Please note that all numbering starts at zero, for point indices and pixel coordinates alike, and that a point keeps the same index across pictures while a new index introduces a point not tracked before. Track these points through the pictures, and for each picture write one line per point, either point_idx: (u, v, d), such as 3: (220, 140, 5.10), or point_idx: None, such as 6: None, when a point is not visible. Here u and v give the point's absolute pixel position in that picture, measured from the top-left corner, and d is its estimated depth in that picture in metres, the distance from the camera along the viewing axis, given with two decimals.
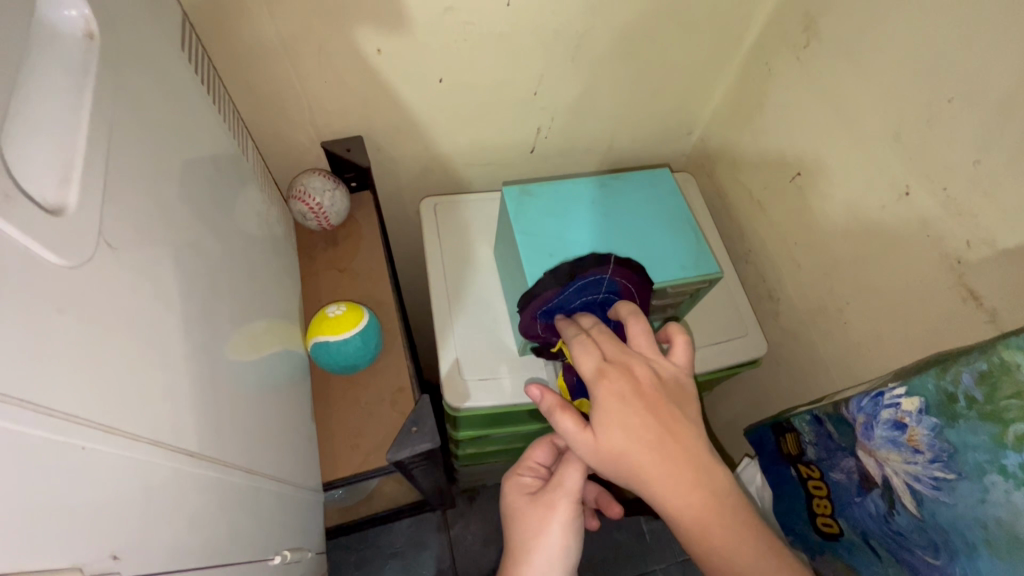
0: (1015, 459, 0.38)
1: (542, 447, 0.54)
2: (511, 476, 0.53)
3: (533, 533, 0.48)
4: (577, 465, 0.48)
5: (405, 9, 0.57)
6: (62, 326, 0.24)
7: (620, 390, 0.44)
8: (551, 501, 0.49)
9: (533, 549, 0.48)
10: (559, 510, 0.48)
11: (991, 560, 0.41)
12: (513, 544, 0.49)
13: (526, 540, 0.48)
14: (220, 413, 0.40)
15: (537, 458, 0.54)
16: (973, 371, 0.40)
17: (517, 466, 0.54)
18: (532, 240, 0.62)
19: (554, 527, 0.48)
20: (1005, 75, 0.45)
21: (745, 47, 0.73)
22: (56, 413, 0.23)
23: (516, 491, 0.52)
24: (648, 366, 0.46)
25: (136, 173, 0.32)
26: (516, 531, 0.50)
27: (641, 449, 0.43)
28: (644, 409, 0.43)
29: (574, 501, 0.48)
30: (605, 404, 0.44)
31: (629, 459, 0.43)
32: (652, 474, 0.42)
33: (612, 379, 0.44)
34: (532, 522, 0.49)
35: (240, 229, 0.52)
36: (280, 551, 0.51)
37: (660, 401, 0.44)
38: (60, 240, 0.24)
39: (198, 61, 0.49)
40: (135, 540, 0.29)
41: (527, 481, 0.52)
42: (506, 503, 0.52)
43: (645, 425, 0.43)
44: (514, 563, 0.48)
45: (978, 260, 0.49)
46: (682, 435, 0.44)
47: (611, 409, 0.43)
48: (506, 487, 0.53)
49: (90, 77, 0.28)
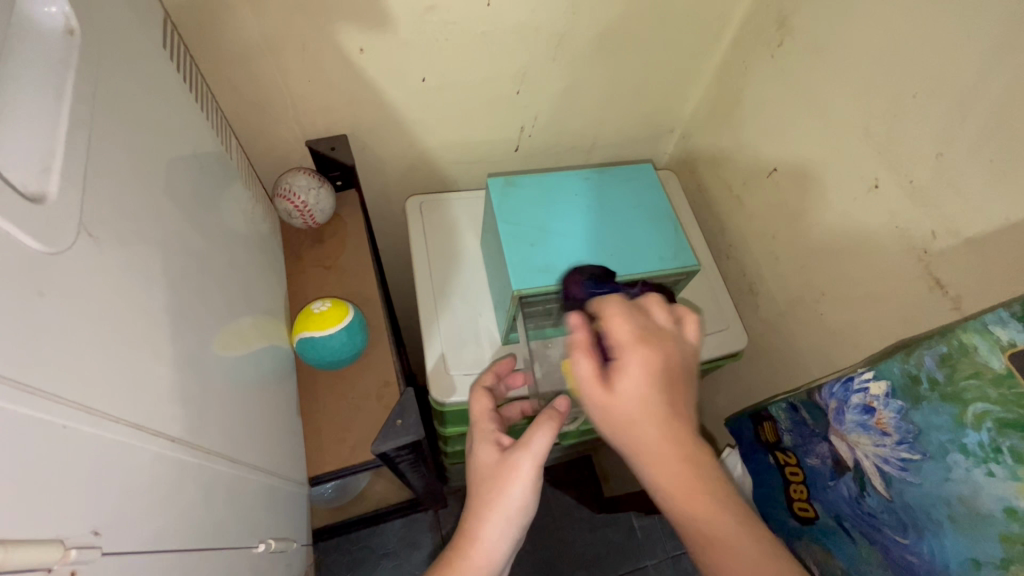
0: (975, 437, 0.40)
1: (484, 400, 0.59)
2: (477, 432, 0.56)
3: (495, 485, 0.50)
4: (547, 425, 0.50)
5: (387, 8, 0.58)
6: (42, 309, 0.25)
7: (653, 356, 0.43)
8: (515, 457, 0.50)
9: (497, 500, 0.49)
10: (523, 469, 0.50)
11: (955, 536, 0.42)
12: (475, 498, 0.51)
13: (491, 491, 0.50)
14: (204, 405, 0.41)
15: (486, 408, 0.58)
16: (935, 354, 0.42)
17: (477, 423, 0.57)
18: (514, 230, 0.64)
19: (518, 479, 0.50)
20: (964, 71, 0.47)
21: (723, 47, 0.75)
22: (36, 391, 0.24)
23: (483, 443, 0.54)
24: (676, 339, 0.45)
25: (118, 165, 0.33)
26: (481, 485, 0.51)
27: (655, 418, 0.42)
28: (664, 386, 0.43)
29: (537, 459, 0.50)
30: (640, 367, 0.43)
31: (637, 422, 0.42)
32: (640, 442, 0.42)
33: (657, 347, 0.44)
34: (496, 475, 0.51)
35: (224, 226, 0.53)
36: (265, 540, 0.52)
37: (678, 380, 0.44)
38: (40, 226, 0.24)
39: (181, 59, 0.50)
40: (121, 520, 0.30)
41: (491, 438, 0.55)
42: (471, 459, 0.54)
43: (662, 396, 0.43)
44: (476, 514, 0.50)
45: (942, 250, 0.51)
46: (686, 421, 0.43)
47: (643, 373, 0.43)
48: (474, 441, 0.55)
49: (69, 69, 0.29)
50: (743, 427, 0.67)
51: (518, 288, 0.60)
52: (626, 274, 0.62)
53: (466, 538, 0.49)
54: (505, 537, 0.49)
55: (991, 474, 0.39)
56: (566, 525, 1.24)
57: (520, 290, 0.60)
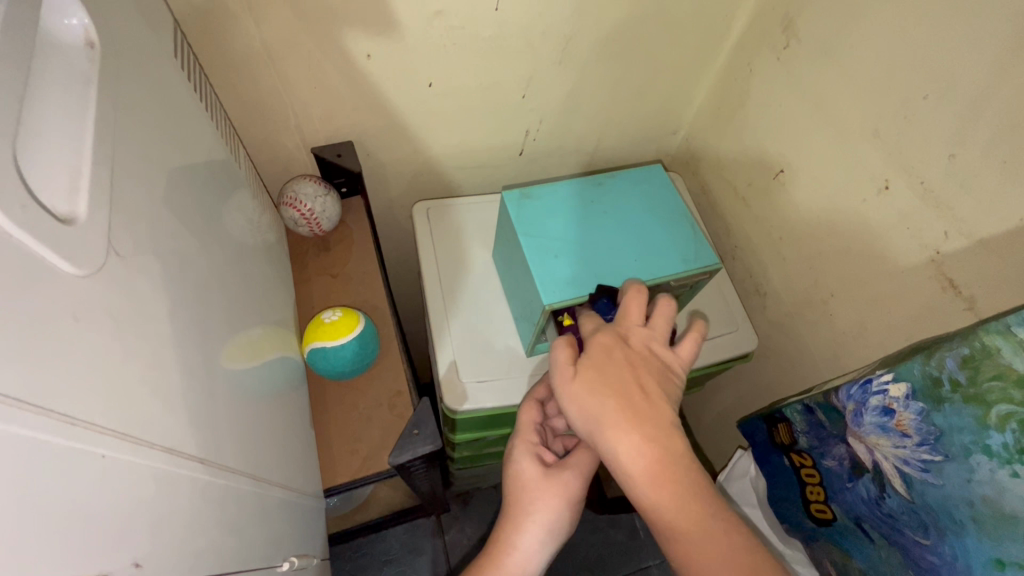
0: (999, 439, 0.40)
1: (531, 408, 0.58)
2: (520, 443, 0.55)
3: (541, 502, 0.52)
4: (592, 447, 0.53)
5: (395, 14, 0.58)
6: (76, 333, 0.24)
7: (611, 346, 0.47)
8: (563, 477, 0.52)
9: (541, 514, 0.51)
10: (569, 488, 0.52)
11: (978, 537, 0.42)
12: (514, 509, 0.52)
13: (535, 505, 0.51)
14: (220, 423, 0.40)
15: (535, 420, 0.57)
16: (956, 356, 0.42)
17: (521, 431, 0.57)
18: (536, 243, 0.63)
19: (565, 497, 0.52)
20: (975, 74, 0.48)
21: (727, 49, 0.75)
22: (76, 420, 0.23)
23: (528, 456, 0.54)
24: (638, 335, 0.49)
25: (134, 180, 0.32)
26: (523, 497, 0.52)
27: (612, 399, 0.45)
28: (623, 369, 0.46)
29: (584, 480, 0.53)
30: (599, 352, 0.47)
31: (597, 404, 0.45)
32: (599, 422, 0.44)
33: (618, 340, 0.48)
34: (542, 492, 0.52)
35: (232, 237, 0.52)
36: (288, 557, 0.51)
37: (642, 367, 0.46)
38: (71, 248, 0.24)
39: (190, 68, 0.49)
40: (152, 547, 0.29)
41: (533, 449, 0.55)
42: (511, 469, 0.54)
43: (618, 380, 0.45)
44: (518, 525, 0.51)
45: (954, 251, 0.51)
46: (659, 411, 0.45)
47: (602, 357, 0.47)
48: (516, 451, 0.55)
49: (92, 84, 0.28)
50: (756, 429, 0.67)
51: (549, 303, 0.59)
52: (652, 279, 0.62)
53: (505, 547, 0.51)
54: (543, 550, 0.51)
55: (1016, 475, 0.39)
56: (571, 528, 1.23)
57: (551, 304, 0.59)
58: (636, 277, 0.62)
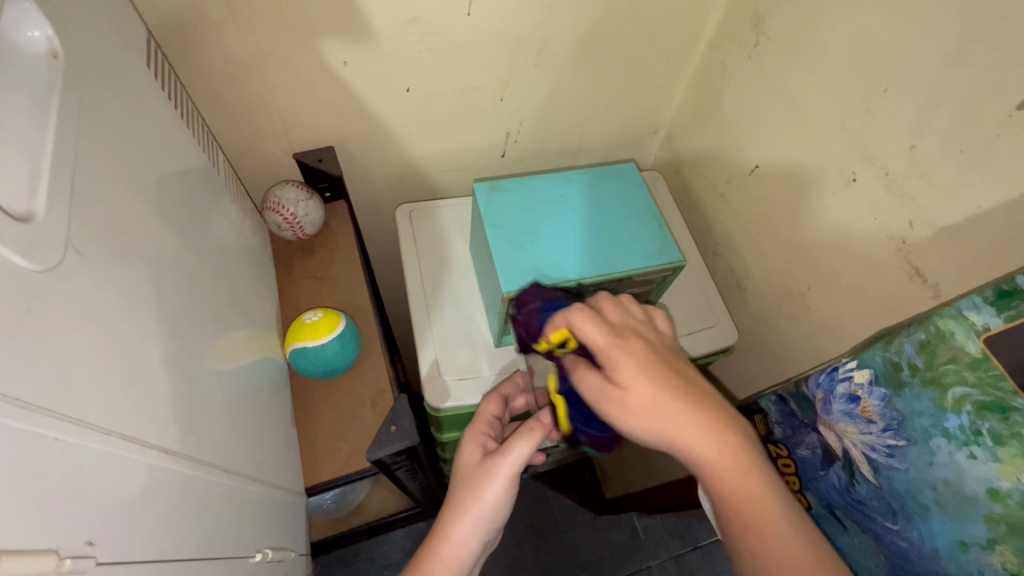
0: (955, 421, 0.41)
1: (494, 402, 0.62)
2: (470, 431, 0.59)
3: (473, 485, 0.54)
4: (527, 437, 0.54)
5: (369, 21, 0.59)
6: (30, 324, 0.25)
7: (644, 351, 0.46)
8: (494, 463, 0.54)
9: (472, 498, 0.53)
10: (500, 475, 0.53)
11: (943, 520, 0.43)
12: (452, 496, 0.55)
13: (467, 488, 0.54)
14: (198, 417, 0.41)
15: (492, 412, 0.61)
16: (914, 341, 0.43)
17: (475, 423, 0.61)
18: (502, 233, 0.65)
19: (496, 483, 0.53)
20: (932, 66, 0.48)
21: (702, 48, 0.76)
22: (27, 405, 0.24)
23: (472, 442, 0.58)
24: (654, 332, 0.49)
25: (103, 182, 0.34)
26: (462, 482, 0.55)
27: (664, 386, 0.44)
28: (668, 367, 0.45)
29: (517, 469, 0.54)
30: (628, 359, 0.45)
31: (672, 411, 0.43)
32: (668, 420, 0.43)
33: (636, 339, 0.46)
34: (474, 477, 0.54)
35: (213, 239, 0.53)
36: (262, 549, 0.51)
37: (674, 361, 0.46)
38: (28, 245, 0.25)
39: (166, 77, 0.51)
40: (112, 534, 0.29)
41: (483, 437, 0.58)
42: (460, 456, 0.58)
43: (662, 371, 0.45)
44: (450, 509, 0.53)
45: (919, 240, 0.52)
46: (705, 393, 0.45)
47: (631, 365, 0.45)
48: (464, 438, 0.59)
49: (54, 92, 0.30)
50: None
51: (507, 291, 0.61)
52: (612, 273, 0.63)
53: (438, 531, 0.53)
54: (474, 536, 0.53)
55: (973, 456, 0.40)
56: (568, 529, 1.24)
57: (510, 292, 0.61)
58: (596, 269, 0.63)
